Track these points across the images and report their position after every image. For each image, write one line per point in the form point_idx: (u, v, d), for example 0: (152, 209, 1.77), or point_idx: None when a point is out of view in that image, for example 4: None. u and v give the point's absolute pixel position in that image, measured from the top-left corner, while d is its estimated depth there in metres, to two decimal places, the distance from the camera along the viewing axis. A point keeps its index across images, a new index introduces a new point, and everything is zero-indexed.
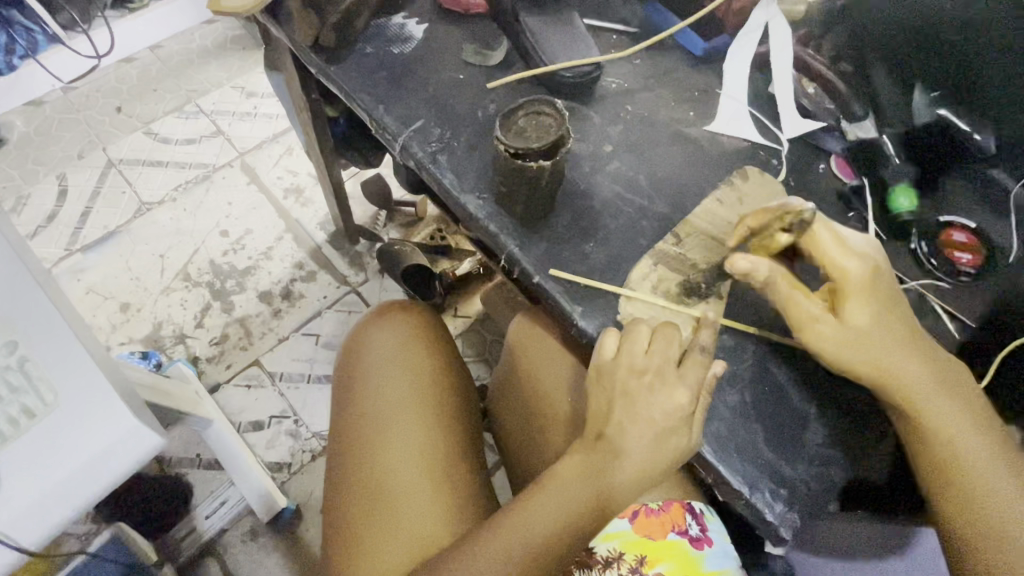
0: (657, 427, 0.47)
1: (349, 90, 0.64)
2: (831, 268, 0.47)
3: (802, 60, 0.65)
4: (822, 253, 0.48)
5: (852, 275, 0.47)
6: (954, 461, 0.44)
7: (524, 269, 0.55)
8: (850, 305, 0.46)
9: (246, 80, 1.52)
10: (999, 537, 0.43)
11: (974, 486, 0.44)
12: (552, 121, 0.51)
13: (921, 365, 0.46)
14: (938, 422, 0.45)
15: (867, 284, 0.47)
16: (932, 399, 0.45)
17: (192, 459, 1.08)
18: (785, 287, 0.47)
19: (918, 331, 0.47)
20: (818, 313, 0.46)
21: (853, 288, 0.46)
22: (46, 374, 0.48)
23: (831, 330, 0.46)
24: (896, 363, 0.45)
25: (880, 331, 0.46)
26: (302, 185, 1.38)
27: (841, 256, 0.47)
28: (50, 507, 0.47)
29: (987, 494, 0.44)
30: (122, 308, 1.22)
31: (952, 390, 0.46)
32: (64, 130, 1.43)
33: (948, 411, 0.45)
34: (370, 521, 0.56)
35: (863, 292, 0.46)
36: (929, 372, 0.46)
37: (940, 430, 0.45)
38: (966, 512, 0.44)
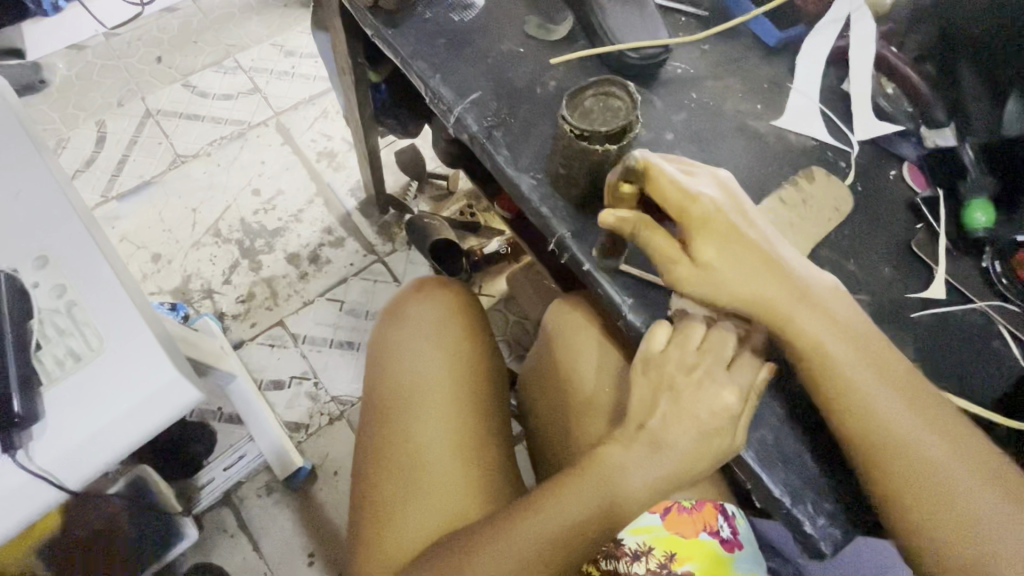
0: (703, 426, 0.46)
1: (405, 56, 0.62)
2: (676, 210, 0.46)
3: (882, 59, 0.61)
4: (661, 192, 0.46)
5: (681, 211, 0.46)
6: (863, 415, 0.43)
7: (573, 255, 0.53)
8: (700, 245, 0.45)
9: (287, 39, 1.51)
10: (917, 488, 0.42)
11: (885, 437, 0.43)
12: (622, 105, 0.49)
13: (817, 316, 0.45)
14: (843, 376, 0.44)
15: (708, 223, 0.46)
16: (819, 343, 0.44)
17: (214, 411, 1.11)
18: (647, 234, 0.46)
19: (784, 278, 0.46)
20: (673, 255, 0.46)
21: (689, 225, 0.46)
22: (91, 319, 0.49)
23: (685, 271, 0.46)
24: (772, 302, 0.45)
25: (735, 272, 0.45)
26: (336, 149, 1.37)
27: (676, 193, 0.46)
28: (89, 453, 0.47)
29: (900, 443, 0.43)
30: (154, 258, 1.24)
31: (855, 344, 0.45)
32: (104, 76, 1.42)
33: (845, 359, 0.44)
34: (399, 489, 0.56)
35: (705, 230, 0.46)
36: (831, 326, 0.45)
37: (844, 385, 0.44)
38: (881, 467, 0.43)
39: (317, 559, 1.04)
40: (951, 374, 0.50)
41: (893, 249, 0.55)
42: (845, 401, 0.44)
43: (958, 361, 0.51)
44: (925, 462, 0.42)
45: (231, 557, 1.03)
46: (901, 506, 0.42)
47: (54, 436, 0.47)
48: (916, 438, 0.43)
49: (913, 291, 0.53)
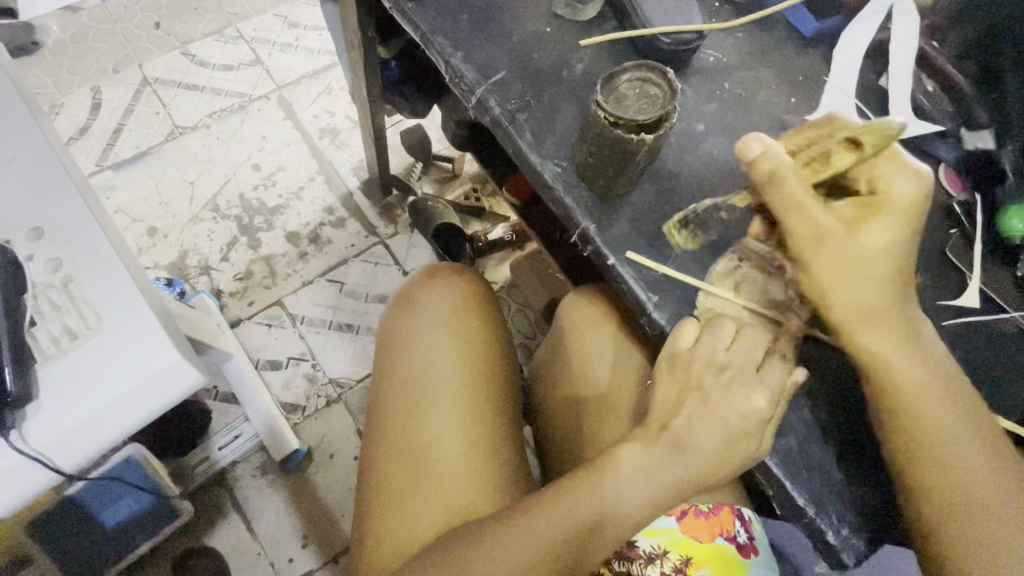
0: (730, 428, 0.44)
1: (425, 31, 0.59)
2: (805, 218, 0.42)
3: (923, 55, 0.59)
4: (783, 198, 0.43)
5: (826, 221, 0.42)
6: (933, 446, 0.42)
7: (597, 248, 0.51)
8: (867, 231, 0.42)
9: (291, 9, 1.46)
10: (971, 524, 0.41)
11: (936, 461, 0.42)
12: (659, 92, 0.46)
13: (903, 345, 0.42)
14: (915, 404, 0.42)
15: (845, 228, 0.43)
16: (890, 348, 0.42)
17: (209, 390, 1.08)
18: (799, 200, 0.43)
19: (908, 297, 0.43)
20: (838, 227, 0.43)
21: (849, 227, 0.43)
22: (88, 296, 0.47)
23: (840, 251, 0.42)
24: (875, 311, 0.42)
25: (853, 287, 0.42)
26: (339, 127, 1.34)
27: (809, 205, 0.42)
28: (84, 436, 0.45)
29: (960, 477, 0.41)
30: (149, 231, 1.20)
31: (932, 372, 0.43)
32: (99, 41, 1.37)
33: (909, 363, 0.42)
34: (405, 477, 0.54)
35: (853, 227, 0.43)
36: (900, 342, 0.42)
37: (916, 416, 0.42)
38: (939, 496, 0.41)
39: (311, 542, 1.03)
40: (978, 385, 0.49)
41: (925, 253, 0.53)
42: (926, 441, 0.42)
43: (988, 372, 0.49)
44: (976, 492, 0.41)
45: (225, 538, 1.02)
46: (957, 540, 0.41)
47: (47, 419, 0.44)
48: (983, 481, 0.41)
49: (944, 298, 0.51)
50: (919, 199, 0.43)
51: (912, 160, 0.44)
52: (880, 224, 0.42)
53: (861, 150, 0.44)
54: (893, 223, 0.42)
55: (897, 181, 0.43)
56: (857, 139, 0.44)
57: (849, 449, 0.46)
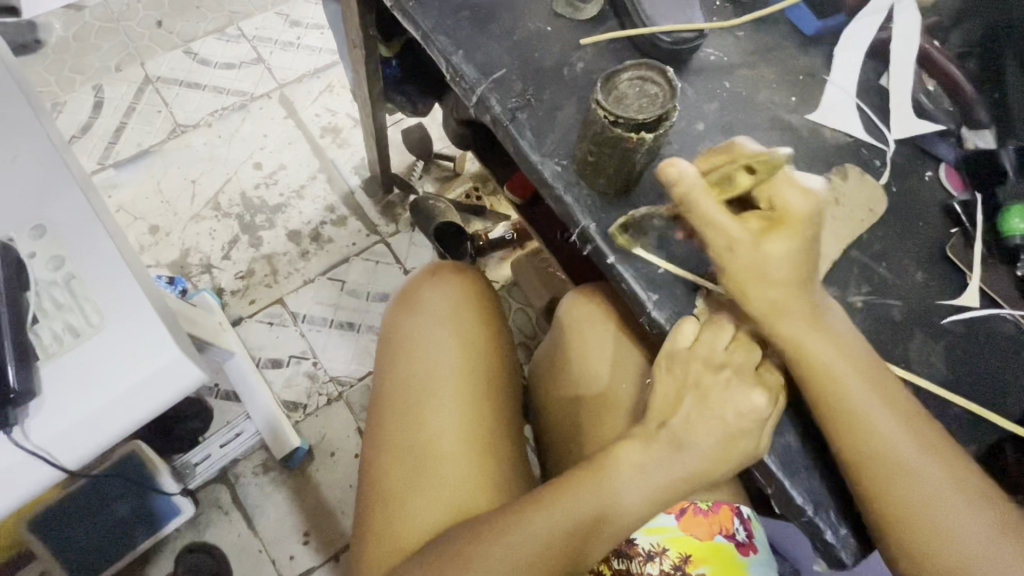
0: (729, 427, 0.44)
1: (426, 30, 0.59)
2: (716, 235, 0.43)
3: (924, 54, 0.59)
4: (699, 213, 0.43)
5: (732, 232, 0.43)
6: (871, 446, 0.43)
7: (597, 247, 0.51)
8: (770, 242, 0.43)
9: (293, 8, 1.46)
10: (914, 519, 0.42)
11: (875, 459, 0.42)
12: (659, 91, 0.46)
13: (827, 340, 0.44)
14: (849, 406, 0.43)
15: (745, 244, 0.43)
16: (817, 349, 0.44)
17: (210, 388, 1.08)
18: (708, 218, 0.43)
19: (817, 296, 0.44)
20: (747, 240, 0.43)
21: (756, 237, 0.43)
22: (90, 294, 0.47)
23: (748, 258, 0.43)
24: (786, 308, 0.44)
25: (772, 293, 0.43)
26: (341, 125, 1.34)
27: (720, 219, 0.43)
28: (86, 433, 0.45)
29: (900, 476, 0.42)
30: (151, 229, 1.21)
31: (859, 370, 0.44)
32: (102, 39, 1.37)
33: (840, 364, 0.43)
34: (405, 472, 0.54)
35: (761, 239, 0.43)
36: (835, 350, 0.44)
37: (849, 415, 0.43)
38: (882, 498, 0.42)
39: (312, 540, 1.04)
40: (977, 385, 0.49)
41: (925, 253, 0.53)
42: (870, 460, 0.42)
43: (989, 372, 0.49)
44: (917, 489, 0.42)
45: (226, 535, 1.02)
46: (904, 537, 0.41)
47: (49, 416, 0.44)
48: (936, 493, 0.42)
49: (944, 297, 0.51)
50: (815, 211, 0.44)
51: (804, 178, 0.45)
52: (783, 235, 0.43)
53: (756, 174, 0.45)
54: (794, 237, 0.43)
55: (794, 196, 0.43)
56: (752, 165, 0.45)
57: None
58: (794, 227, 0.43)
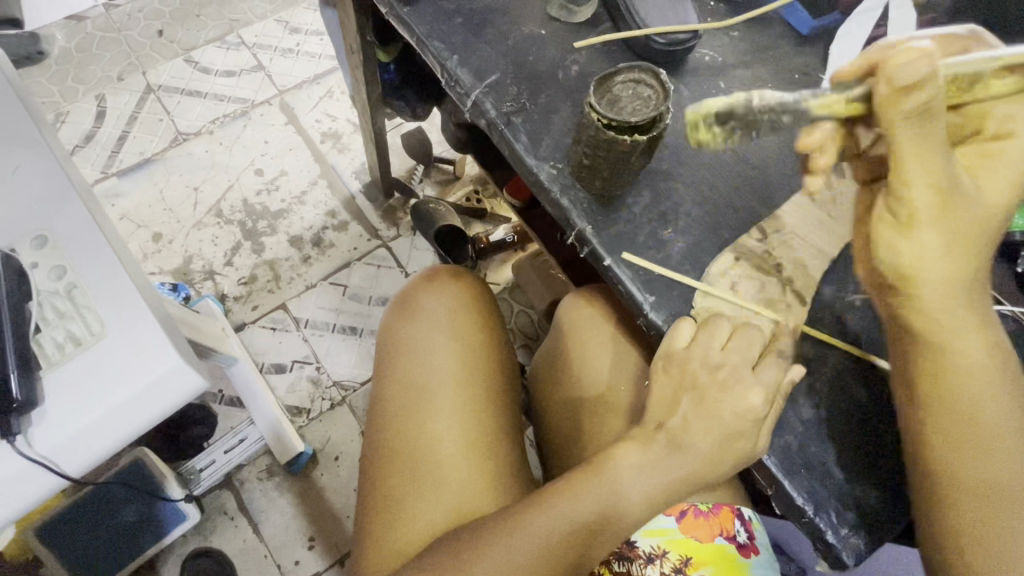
0: (727, 428, 0.44)
1: (421, 35, 0.59)
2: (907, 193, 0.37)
3: None
4: (864, 168, 0.41)
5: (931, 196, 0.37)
6: (970, 417, 0.41)
7: (594, 249, 0.51)
8: (984, 186, 0.39)
9: (292, 15, 1.47)
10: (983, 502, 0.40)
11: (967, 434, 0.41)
12: (652, 93, 0.46)
13: (970, 323, 0.40)
14: (959, 377, 0.41)
15: (939, 205, 0.37)
16: (961, 326, 0.40)
17: (215, 394, 1.07)
18: (884, 157, 0.42)
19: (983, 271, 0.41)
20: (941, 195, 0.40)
21: (969, 186, 0.39)
22: (91, 302, 0.47)
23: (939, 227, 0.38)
24: (966, 286, 0.39)
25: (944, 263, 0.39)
26: (341, 130, 1.34)
27: (907, 175, 0.39)
28: (89, 441, 0.45)
29: (986, 454, 0.40)
30: (154, 237, 1.22)
31: (991, 351, 0.41)
32: (104, 49, 1.39)
33: (973, 342, 0.41)
34: (405, 477, 0.55)
35: (974, 178, 0.39)
36: (974, 326, 0.40)
37: (964, 390, 0.41)
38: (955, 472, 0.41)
39: (317, 544, 1.04)
40: None
41: None
42: (968, 433, 0.41)
43: None
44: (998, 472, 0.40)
45: (231, 540, 1.03)
46: (961, 513, 0.40)
47: (53, 425, 0.45)
48: (1009, 473, 0.40)
49: None
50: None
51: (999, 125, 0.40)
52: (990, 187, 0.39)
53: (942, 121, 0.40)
54: (1000, 184, 0.39)
55: (1017, 133, 0.39)
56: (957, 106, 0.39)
57: (849, 448, 0.46)
58: (1003, 169, 0.39)
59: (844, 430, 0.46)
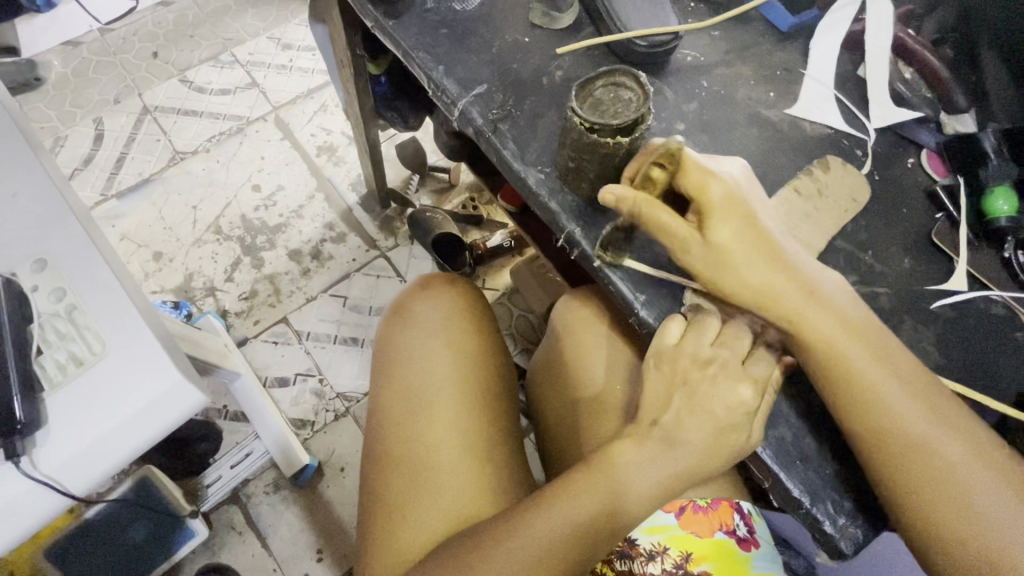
0: (718, 422, 0.44)
1: (406, 48, 0.60)
2: (678, 239, 0.45)
3: (900, 41, 0.60)
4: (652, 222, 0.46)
5: (681, 233, 0.45)
6: (883, 418, 0.42)
7: (584, 251, 0.52)
8: (714, 225, 0.45)
9: (284, 31, 1.49)
10: (939, 496, 0.41)
11: (886, 432, 0.42)
12: (633, 96, 0.47)
13: (829, 317, 0.44)
14: (869, 387, 0.43)
15: (726, 206, 0.45)
16: (819, 322, 0.44)
17: (220, 409, 1.10)
18: (652, 211, 0.45)
19: (790, 266, 0.45)
20: (687, 235, 0.45)
21: (702, 231, 0.45)
22: (92, 323, 0.48)
23: (701, 249, 0.45)
24: (774, 293, 0.44)
25: (744, 277, 0.44)
26: (336, 143, 1.36)
27: (670, 222, 0.45)
28: (93, 459, 0.46)
29: (923, 454, 0.41)
30: (155, 256, 1.23)
31: (860, 340, 0.44)
32: (100, 73, 1.40)
33: (838, 333, 0.44)
34: (405, 484, 0.55)
35: (725, 210, 0.45)
36: (819, 311, 0.44)
37: (863, 394, 0.43)
38: (905, 477, 0.42)
39: (326, 556, 1.04)
40: (971, 367, 0.49)
41: (911, 239, 0.53)
42: (880, 431, 0.42)
43: (981, 356, 0.49)
44: (943, 465, 0.41)
45: (240, 555, 1.03)
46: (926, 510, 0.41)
47: (58, 444, 0.46)
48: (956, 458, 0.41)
49: (932, 282, 0.52)
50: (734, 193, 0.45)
51: (718, 166, 0.47)
52: (724, 221, 0.44)
53: (670, 164, 0.46)
54: (735, 219, 0.45)
55: (710, 180, 0.45)
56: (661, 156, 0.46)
57: (842, 438, 0.46)
58: (728, 212, 0.45)
59: (838, 422, 0.47)
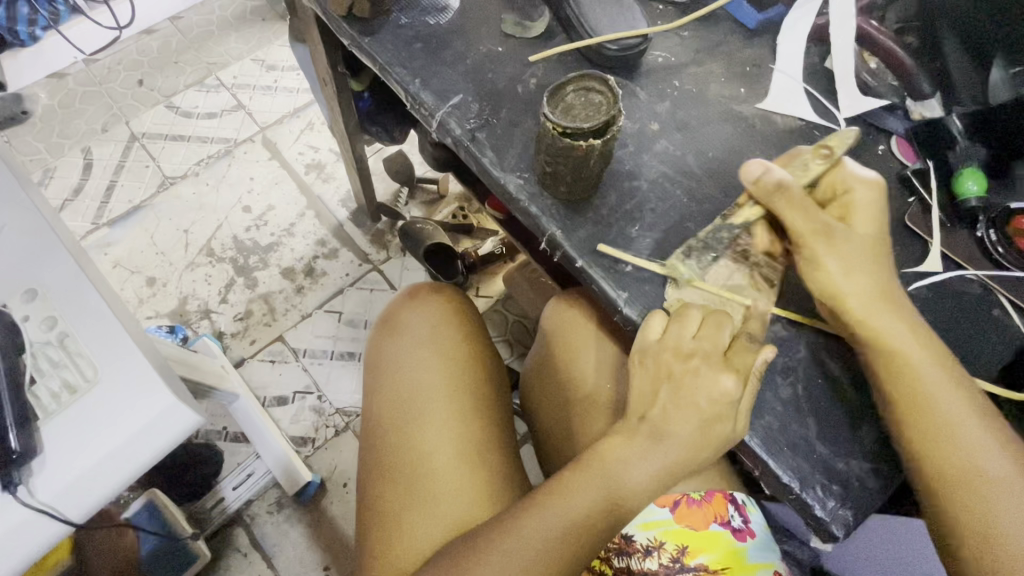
0: (703, 413, 0.45)
1: (384, 63, 0.61)
2: (810, 233, 0.46)
3: (864, 32, 0.61)
4: (783, 208, 0.46)
5: (821, 225, 0.46)
6: (936, 416, 0.43)
7: (566, 253, 0.53)
8: (857, 220, 0.47)
9: (268, 53, 1.50)
10: (973, 495, 0.42)
11: (940, 431, 0.43)
12: (603, 99, 0.48)
13: (912, 329, 0.45)
14: (921, 384, 0.44)
15: (872, 208, 0.47)
16: (891, 321, 0.45)
17: (220, 431, 1.09)
18: (796, 198, 0.46)
19: (891, 277, 0.46)
20: (828, 225, 0.46)
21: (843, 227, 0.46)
22: (84, 349, 0.48)
23: (839, 242, 0.46)
24: (880, 296, 0.45)
25: (858, 276, 0.45)
26: (324, 161, 1.37)
27: (812, 213, 0.46)
28: (89, 485, 0.46)
29: (965, 456, 0.43)
30: (148, 282, 1.23)
31: (929, 344, 0.45)
32: (87, 103, 1.42)
33: (902, 330, 0.45)
34: (402, 494, 0.55)
35: (871, 213, 0.47)
36: (906, 323, 0.45)
37: (916, 391, 0.44)
38: (943, 473, 0.43)
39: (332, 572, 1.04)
40: (951, 347, 0.50)
41: (886, 224, 0.54)
42: (931, 435, 0.43)
43: (960, 335, 0.50)
44: (984, 467, 0.42)
45: None
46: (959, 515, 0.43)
47: (55, 472, 0.46)
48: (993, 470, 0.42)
49: (908, 265, 0.52)
50: (881, 200, 0.47)
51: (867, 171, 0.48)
52: (865, 222, 0.47)
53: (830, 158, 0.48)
54: (866, 220, 0.47)
55: (861, 185, 0.47)
56: (828, 150, 0.48)
57: (829, 423, 0.47)
58: (863, 214, 0.47)
59: (823, 407, 0.47)
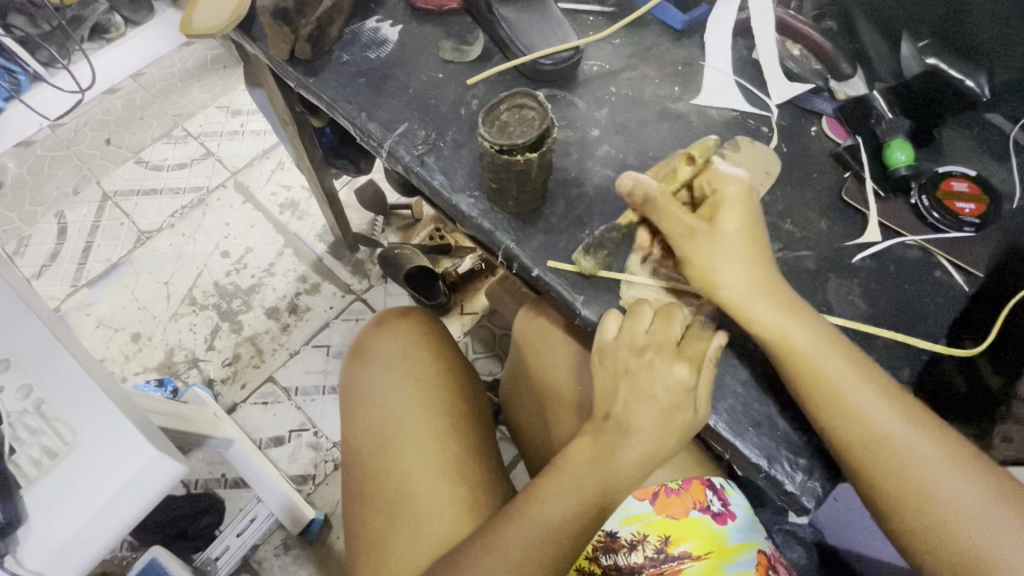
0: (664, 404, 0.46)
1: (330, 100, 0.63)
2: (692, 227, 0.48)
3: (783, 22, 0.64)
4: (683, 206, 0.49)
5: (696, 221, 0.47)
6: (861, 430, 0.43)
7: (522, 263, 0.54)
8: (722, 215, 0.47)
9: (231, 99, 1.52)
10: (937, 518, 0.41)
11: (875, 442, 0.43)
12: (536, 113, 0.50)
13: (804, 333, 0.45)
14: (836, 391, 0.44)
15: (736, 201, 0.47)
16: (760, 320, 0.46)
17: (219, 478, 1.09)
18: (689, 196, 0.48)
19: (767, 272, 0.47)
20: (701, 222, 0.47)
21: (707, 222, 0.47)
22: (62, 413, 0.49)
23: (704, 238, 0.47)
24: (747, 295, 0.46)
25: (727, 270, 0.46)
26: (297, 198, 1.38)
27: (696, 205, 0.48)
28: (77, 548, 0.46)
29: (913, 476, 0.42)
30: (134, 338, 1.23)
31: (832, 347, 0.45)
32: (56, 168, 1.43)
33: (779, 331, 0.45)
34: (387, 521, 0.56)
35: (737, 203, 0.47)
36: (780, 319, 0.45)
37: (834, 399, 0.44)
38: (907, 501, 0.42)
39: None
40: (901, 312, 0.52)
41: (827, 201, 0.56)
42: (862, 442, 0.43)
43: (906, 300, 0.52)
44: (940, 486, 0.41)
45: None
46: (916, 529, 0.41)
47: (42, 538, 0.46)
48: (935, 471, 0.42)
49: (851, 238, 0.54)
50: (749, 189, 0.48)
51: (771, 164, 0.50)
52: (728, 212, 0.47)
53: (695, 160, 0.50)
54: (732, 214, 0.47)
55: (725, 180, 0.48)
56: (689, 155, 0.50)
57: (790, 399, 0.48)
58: (730, 207, 0.47)
59: (781, 385, 0.49)
